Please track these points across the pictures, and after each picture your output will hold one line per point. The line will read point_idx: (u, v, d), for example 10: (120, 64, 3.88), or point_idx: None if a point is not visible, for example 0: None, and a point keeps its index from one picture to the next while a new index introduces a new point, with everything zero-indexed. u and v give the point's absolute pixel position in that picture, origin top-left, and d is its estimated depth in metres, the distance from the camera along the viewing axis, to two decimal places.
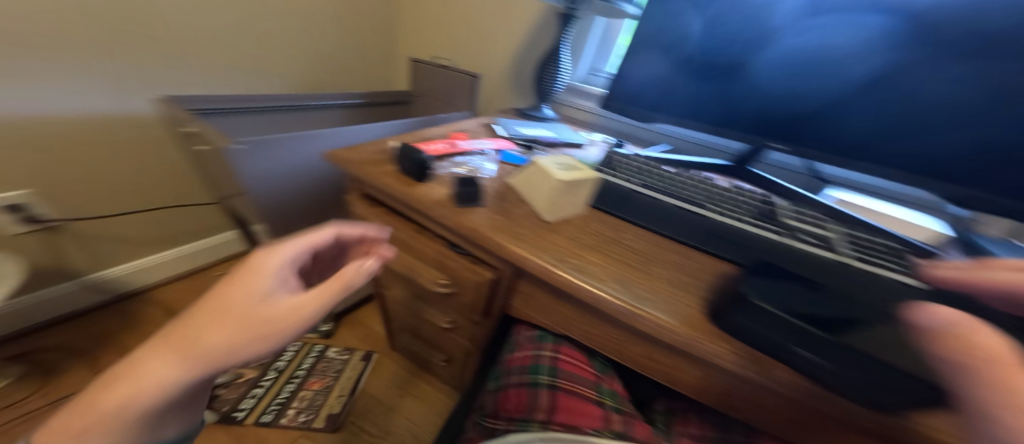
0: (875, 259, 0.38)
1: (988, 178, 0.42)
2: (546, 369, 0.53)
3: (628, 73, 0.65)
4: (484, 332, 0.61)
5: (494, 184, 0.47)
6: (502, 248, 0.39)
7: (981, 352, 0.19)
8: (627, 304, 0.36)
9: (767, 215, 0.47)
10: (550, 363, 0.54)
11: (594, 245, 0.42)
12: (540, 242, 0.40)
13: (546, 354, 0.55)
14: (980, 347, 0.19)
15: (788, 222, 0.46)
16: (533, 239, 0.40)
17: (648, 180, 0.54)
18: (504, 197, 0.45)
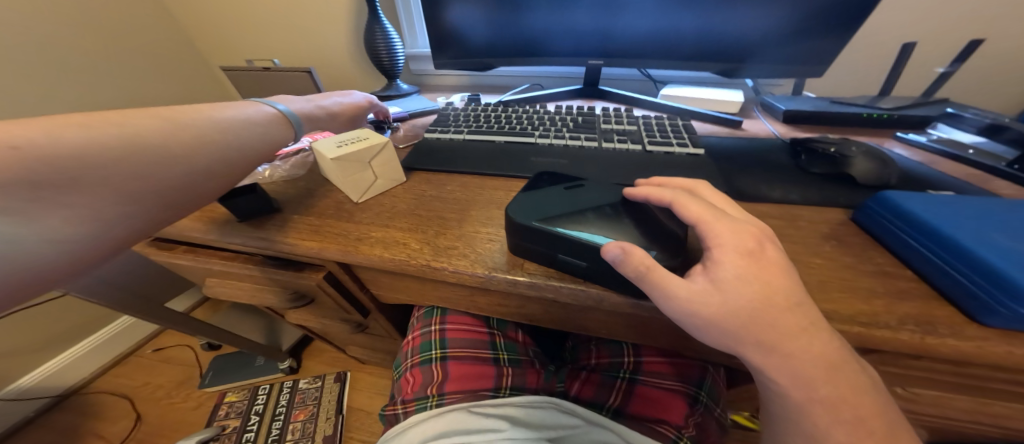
0: (664, 142, 0.42)
1: (764, 45, 0.51)
2: (435, 342, 0.48)
3: (449, 18, 0.61)
4: (385, 323, 0.59)
5: (301, 182, 0.45)
6: (293, 246, 0.35)
7: (667, 278, 0.22)
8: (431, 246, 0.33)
9: (587, 125, 0.48)
10: (439, 335, 0.48)
11: (405, 211, 0.39)
12: (343, 226, 0.37)
13: (433, 327, 0.49)
14: (657, 272, 0.22)
15: (603, 126, 0.48)
16: (326, 227, 0.37)
17: (478, 124, 0.53)
18: (307, 192, 0.42)
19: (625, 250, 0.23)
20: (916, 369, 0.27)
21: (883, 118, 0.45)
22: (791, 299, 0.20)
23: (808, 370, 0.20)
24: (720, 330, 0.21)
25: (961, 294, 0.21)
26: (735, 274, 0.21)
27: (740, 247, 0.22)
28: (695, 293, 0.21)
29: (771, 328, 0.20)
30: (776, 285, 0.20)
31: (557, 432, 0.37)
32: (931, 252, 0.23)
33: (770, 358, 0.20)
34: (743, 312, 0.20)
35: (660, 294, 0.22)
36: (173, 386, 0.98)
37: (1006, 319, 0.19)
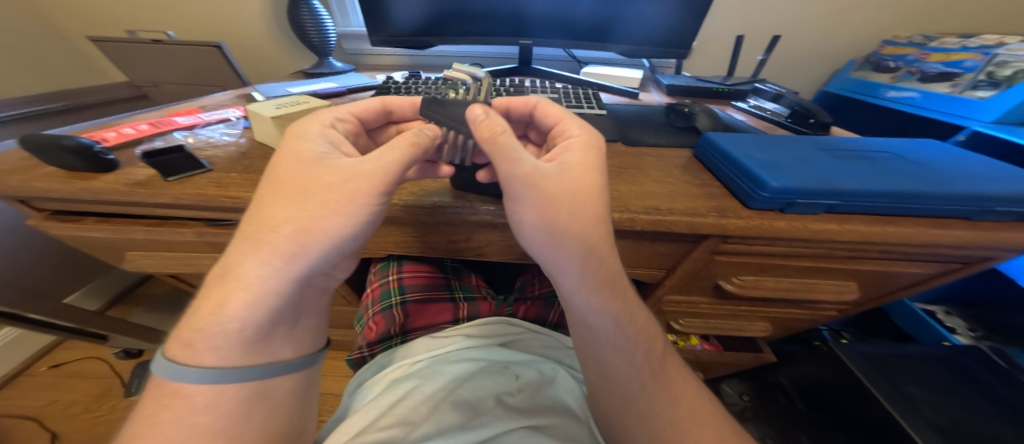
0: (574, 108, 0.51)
1: (650, 32, 0.63)
2: (393, 290, 0.51)
3: None
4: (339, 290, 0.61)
5: (234, 147, 0.44)
6: (236, 198, 0.36)
7: (508, 150, 0.22)
8: None
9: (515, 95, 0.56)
10: (396, 284, 0.51)
11: None
12: None
13: (391, 277, 0.52)
14: (503, 143, 0.22)
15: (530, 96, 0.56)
16: None
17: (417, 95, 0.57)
18: (242, 156, 0.43)
19: (489, 116, 0.23)
20: (735, 254, 0.36)
21: (721, 91, 0.60)
22: (596, 211, 0.25)
23: (586, 267, 0.26)
24: (539, 209, 0.23)
25: (739, 192, 0.32)
26: (573, 159, 0.25)
27: (592, 162, 0.26)
28: (534, 177, 0.23)
29: (577, 224, 0.24)
30: (596, 193, 0.25)
31: (507, 337, 0.45)
32: (728, 167, 0.34)
33: (571, 251, 0.25)
34: (574, 185, 0.24)
35: (502, 165, 0.23)
36: (91, 400, 0.82)
37: (760, 201, 0.30)
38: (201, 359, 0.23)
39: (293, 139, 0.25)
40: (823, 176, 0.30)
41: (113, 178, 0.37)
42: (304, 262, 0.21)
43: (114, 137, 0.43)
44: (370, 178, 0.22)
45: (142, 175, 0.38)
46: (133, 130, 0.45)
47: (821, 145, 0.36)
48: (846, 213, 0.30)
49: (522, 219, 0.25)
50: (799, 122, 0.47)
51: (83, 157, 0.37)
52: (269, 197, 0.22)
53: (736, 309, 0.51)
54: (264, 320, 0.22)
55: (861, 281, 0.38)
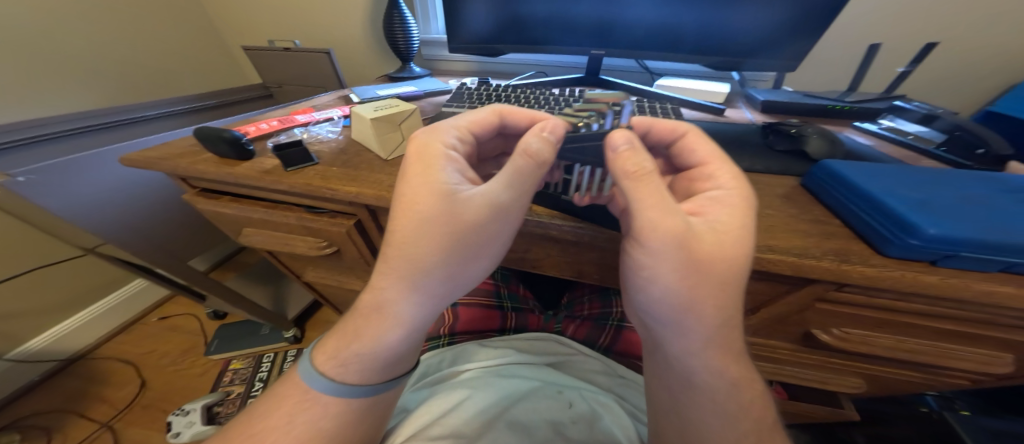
0: None
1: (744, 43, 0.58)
2: None
3: (466, 8, 0.68)
4: None
5: (334, 143, 0.49)
6: (334, 191, 0.39)
7: (653, 194, 0.21)
8: None
9: None
10: None
11: None
12: (372, 178, 0.41)
13: None
14: (648, 181, 0.21)
15: None
16: (361, 179, 0.41)
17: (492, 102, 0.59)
18: (341, 152, 0.47)
19: (631, 145, 0.22)
20: (847, 305, 0.31)
21: (842, 109, 0.52)
22: (743, 275, 0.22)
23: (715, 334, 0.24)
24: (679, 275, 0.21)
25: (870, 235, 0.27)
26: (719, 218, 0.22)
27: (747, 220, 0.22)
28: (687, 237, 0.21)
29: (720, 290, 0.22)
30: (739, 265, 0.21)
31: (558, 357, 0.44)
32: (855, 203, 0.29)
33: (704, 319, 0.23)
34: (732, 255, 0.21)
35: (648, 219, 0.20)
36: (179, 353, 0.97)
37: (903, 248, 0.25)
38: (347, 377, 0.26)
39: (420, 168, 0.23)
40: (997, 226, 0.24)
41: (249, 166, 0.43)
42: (449, 296, 0.24)
43: (255, 131, 0.50)
44: (503, 215, 0.22)
45: (270, 165, 0.44)
46: (268, 126, 0.52)
47: (979, 184, 0.30)
48: (1020, 273, 0.24)
49: (653, 280, 0.22)
50: (961, 152, 0.39)
51: (236, 148, 0.43)
52: (407, 230, 0.22)
53: (827, 361, 0.44)
54: (408, 343, 0.26)
55: (1019, 353, 0.31)
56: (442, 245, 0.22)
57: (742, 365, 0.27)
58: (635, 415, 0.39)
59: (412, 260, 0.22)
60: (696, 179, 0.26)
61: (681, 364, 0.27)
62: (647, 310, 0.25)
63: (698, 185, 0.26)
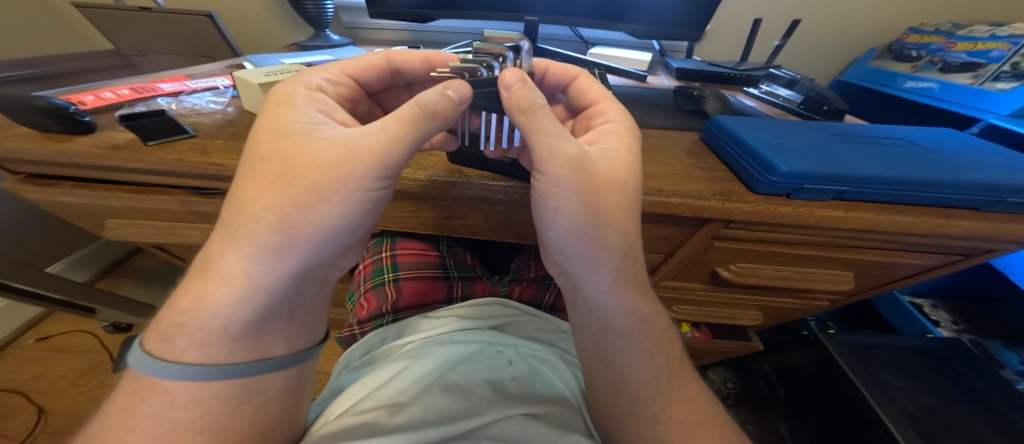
0: None
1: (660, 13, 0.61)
2: (387, 267, 0.51)
3: None
4: None
5: (222, 115, 0.42)
6: (221, 166, 0.34)
7: (548, 125, 0.19)
8: None
9: None
10: (389, 262, 0.52)
11: None
12: None
13: (384, 254, 0.53)
14: (541, 116, 0.19)
15: None
16: None
17: None
18: (229, 124, 0.40)
19: (526, 83, 0.19)
20: (735, 241, 0.35)
21: (732, 76, 0.59)
22: (632, 202, 0.23)
23: (617, 276, 0.26)
24: (581, 203, 0.20)
25: (745, 177, 0.31)
26: (612, 149, 0.23)
27: (632, 161, 0.23)
28: (579, 161, 0.20)
29: (618, 218, 0.22)
30: (631, 192, 0.22)
31: (502, 319, 0.44)
32: (735, 150, 0.33)
33: (604, 262, 0.24)
34: (617, 181, 0.21)
35: (543, 143, 0.19)
36: (80, 374, 0.82)
37: (767, 185, 0.29)
38: (181, 354, 0.20)
39: (276, 106, 0.21)
40: (834, 162, 0.29)
41: (90, 140, 0.35)
42: (298, 255, 0.19)
43: (92, 101, 0.41)
44: (364, 157, 0.18)
45: (122, 140, 0.36)
46: (113, 95, 0.43)
47: (833, 131, 0.35)
48: (851, 199, 0.29)
49: (559, 215, 0.21)
50: (812, 109, 0.46)
51: (56, 116, 0.34)
52: (251, 168, 0.18)
53: (730, 297, 0.51)
54: (256, 316, 0.20)
55: (857, 271, 0.38)
56: (280, 181, 0.18)
57: (649, 302, 0.30)
58: (573, 364, 0.42)
59: (246, 202, 0.18)
60: (592, 117, 0.27)
61: (598, 304, 0.28)
62: (558, 250, 0.25)
63: (593, 122, 0.27)
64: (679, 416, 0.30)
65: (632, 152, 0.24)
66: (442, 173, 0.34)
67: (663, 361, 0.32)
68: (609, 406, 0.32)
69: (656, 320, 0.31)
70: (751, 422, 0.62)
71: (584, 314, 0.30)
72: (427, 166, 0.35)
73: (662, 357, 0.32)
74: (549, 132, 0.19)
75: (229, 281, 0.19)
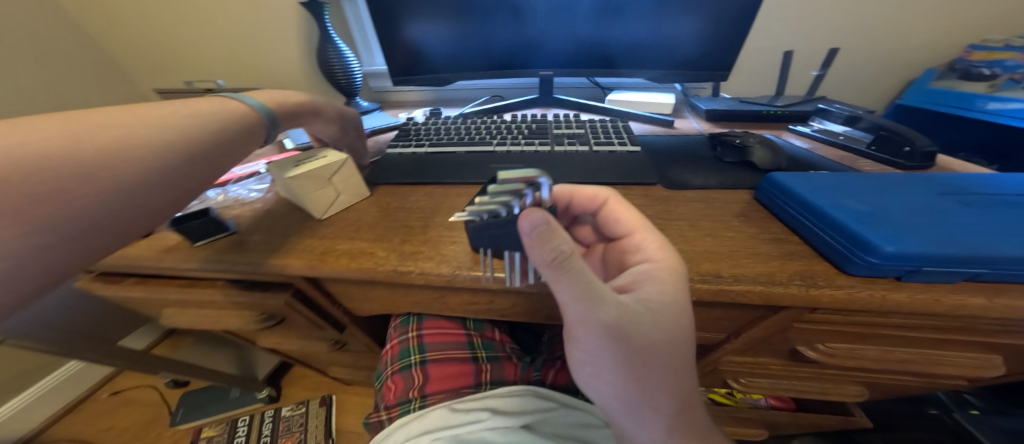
0: (608, 143, 0.49)
1: (683, 57, 0.59)
2: (414, 348, 0.49)
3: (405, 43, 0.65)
4: (364, 338, 0.58)
5: (261, 205, 0.44)
6: (257, 264, 0.34)
7: (582, 308, 0.21)
8: (402, 246, 0.35)
9: (541, 132, 0.55)
10: (416, 342, 0.49)
11: (371, 223, 0.39)
12: (304, 244, 0.36)
13: (410, 334, 0.50)
14: (576, 265, 0.19)
15: (555, 132, 0.55)
16: (288, 247, 0.36)
17: (440, 138, 0.57)
18: (267, 215, 0.42)
19: (549, 224, 0.18)
20: (823, 324, 0.29)
21: (777, 113, 0.54)
22: (675, 347, 0.23)
23: (674, 418, 0.25)
24: (619, 358, 0.22)
25: (831, 252, 0.26)
26: (653, 296, 0.22)
27: (677, 305, 0.22)
28: (614, 323, 0.21)
29: (658, 361, 0.23)
30: (671, 339, 0.23)
31: (535, 414, 0.40)
32: (809, 218, 0.28)
33: (653, 404, 0.24)
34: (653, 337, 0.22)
35: (578, 314, 0.21)
36: (144, 426, 0.85)
37: (864, 267, 0.24)
38: None
39: None
40: (953, 237, 0.23)
41: (144, 245, 0.38)
42: None
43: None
44: None
45: (170, 241, 0.38)
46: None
47: (931, 187, 0.30)
48: (981, 281, 0.23)
49: (600, 375, 0.24)
50: (889, 149, 0.40)
51: None
52: None
53: (818, 372, 0.42)
54: None
55: (1002, 355, 0.30)
56: None
57: (710, 436, 0.27)
58: None
59: None
60: (628, 248, 0.26)
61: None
62: (598, 392, 0.26)
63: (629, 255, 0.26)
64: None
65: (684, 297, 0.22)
66: (474, 262, 0.32)
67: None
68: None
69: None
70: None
71: None
72: (456, 256, 0.33)
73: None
74: (579, 312, 0.21)
75: None
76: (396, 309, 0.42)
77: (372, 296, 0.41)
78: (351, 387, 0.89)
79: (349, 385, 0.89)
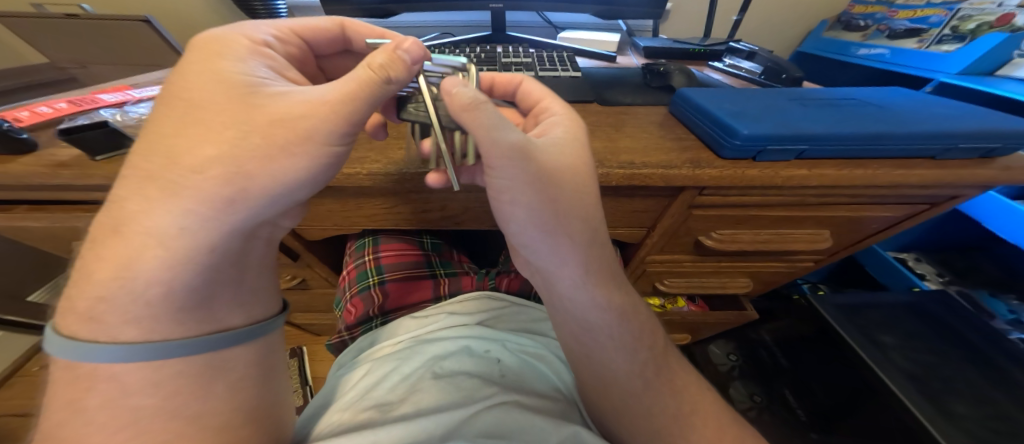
0: (553, 69, 0.51)
1: None
2: (371, 270, 0.50)
3: None
4: (322, 271, 0.57)
5: None
6: None
7: (492, 122, 0.19)
8: (349, 152, 0.35)
9: (489, 60, 0.55)
10: (373, 264, 0.51)
11: None
12: None
13: (367, 257, 0.52)
14: (482, 113, 0.18)
15: (504, 60, 0.55)
16: None
17: None
18: None
19: (466, 85, 0.18)
20: (712, 208, 0.36)
21: (698, 52, 0.59)
22: (592, 192, 0.25)
23: (585, 263, 0.26)
24: (533, 190, 0.22)
25: (711, 142, 0.32)
26: (559, 136, 0.24)
27: (582, 152, 0.25)
28: (525, 149, 0.20)
29: (576, 202, 0.24)
30: (584, 171, 0.24)
31: (488, 313, 0.43)
32: (701, 119, 0.34)
33: (565, 246, 0.25)
34: (563, 168, 0.23)
35: (490, 140, 0.19)
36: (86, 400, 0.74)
37: (732, 150, 0.30)
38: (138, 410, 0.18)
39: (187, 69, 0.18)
40: (788, 123, 0.30)
41: (33, 160, 0.32)
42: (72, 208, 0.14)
43: (28, 117, 0.38)
44: None
45: (66, 157, 0.33)
46: (49, 109, 0.40)
47: (796, 95, 0.36)
48: (814, 158, 0.30)
49: (512, 205, 0.23)
50: (773, 79, 0.48)
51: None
52: (119, 203, 0.16)
53: (717, 265, 0.51)
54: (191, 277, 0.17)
55: (833, 229, 0.39)
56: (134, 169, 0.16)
57: (622, 293, 0.31)
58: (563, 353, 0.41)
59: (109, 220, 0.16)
60: (537, 115, 0.28)
61: (572, 297, 0.29)
62: (524, 241, 0.26)
63: (539, 119, 0.28)
64: (672, 408, 0.31)
65: (581, 136, 0.26)
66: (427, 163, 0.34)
67: (648, 353, 0.32)
68: (600, 399, 0.32)
69: (633, 312, 0.32)
70: (759, 393, 0.56)
71: (558, 310, 0.31)
72: (407, 160, 0.34)
73: (645, 349, 0.32)
74: (480, 123, 0.18)
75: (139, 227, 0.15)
76: (345, 226, 0.42)
77: (320, 213, 0.40)
78: (321, 337, 0.83)
79: (320, 335, 0.83)
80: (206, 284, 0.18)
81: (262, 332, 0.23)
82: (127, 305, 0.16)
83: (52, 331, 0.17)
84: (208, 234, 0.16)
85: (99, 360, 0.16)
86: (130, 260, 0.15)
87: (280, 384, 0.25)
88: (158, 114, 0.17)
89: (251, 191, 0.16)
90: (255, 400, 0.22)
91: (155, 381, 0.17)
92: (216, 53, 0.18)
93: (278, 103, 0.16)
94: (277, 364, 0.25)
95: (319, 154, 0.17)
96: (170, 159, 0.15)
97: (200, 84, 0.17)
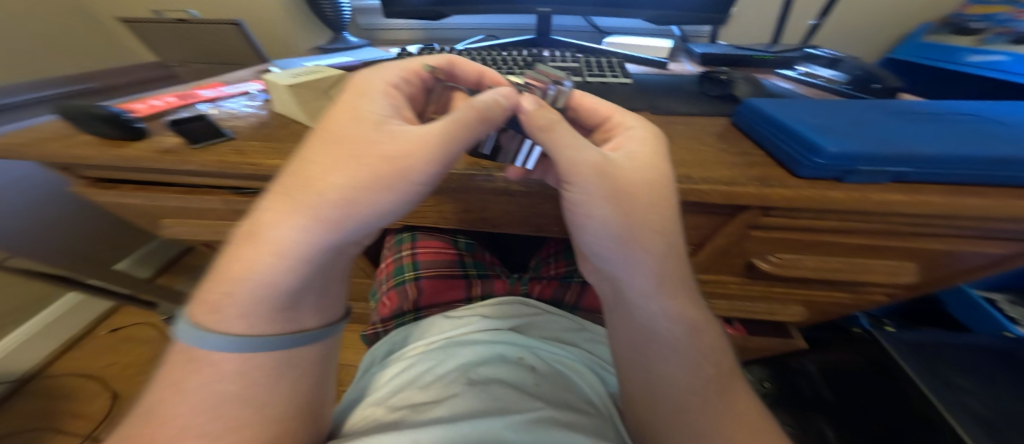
0: (601, 74, 0.50)
1: None
2: (407, 266, 0.52)
3: None
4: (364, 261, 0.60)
5: (255, 119, 0.42)
6: (256, 166, 0.33)
7: (570, 138, 0.18)
8: None
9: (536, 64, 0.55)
10: (410, 260, 0.53)
11: None
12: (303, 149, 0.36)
13: (405, 252, 0.54)
14: (560, 131, 0.18)
15: (550, 65, 0.55)
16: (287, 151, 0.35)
17: None
18: (262, 126, 0.41)
19: (539, 105, 0.19)
20: (775, 229, 0.33)
21: (767, 59, 0.55)
22: (671, 202, 0.22)
23: (664, 276, 0.24)
24: (609, 204, 0.19)
25: (788, 160, 0.29)
26: (638, 147, 0.22)
27: (660, 159, 0.22)
28: (603, 169, 0.19)
29: (652, 215, 0.21)
30: (664, 183, 0.22)
31: (522, 320, 0.42)
32: (775, 133, 0.31)
33: (647, 259, 0.23)
34: (643, 183, 0.21)
35: (564, 156, 0.18)
36: (141, 364, 0.83)
37: (812, 169, 0.27)
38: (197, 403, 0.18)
39: (351, 94, 0.19)
40: (883, 141, 0.27)
41: (142, 145, 0.36)
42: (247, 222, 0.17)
43: (143, 108, 0.43)
44: None
45: (169, 144, 0.37)
46: (160, 102, 0.45)
47: (894, 110, 0.32)
48: (912, 183, 0.27)
49: (587, 216, 0.21)
50: (861, 89, 0.43)
51: (115, 125, 0.36)
52: (252, 215, 0.17)
53: (767, 289, 0.47)
54: (296, 283, 0.17)
55: (921, 262, 0.34)
56: (272, 189, 0.17)
57: (692, 310, 0.28)
58: (598, 368, 0.40)
59: (246, 229, 0.17)
60: (606, 131, 0.26)
61: (643, 308, 0.27)
62: (593, 251, 0.24)
63: (612, 134, 0.25)
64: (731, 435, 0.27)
65: (661, 142, 0.24)
66: (472, 167, 0.34)
67: (713, 371, 0.30)
68: (654, 419, 0.30)
69: (702, 328, 0.30)
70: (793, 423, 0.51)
71: (624, 322, 0.30)
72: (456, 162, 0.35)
73: (710, 366, 0.30)
74: (584, 149, 0.19)
75: (267, 240, 0.16)
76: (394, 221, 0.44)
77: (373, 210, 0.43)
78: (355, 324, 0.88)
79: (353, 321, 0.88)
80: (301, 289, 0.18)
81: (329, 333, 0.23)
82: (242, 302, 0.17)
83: (184, 318, 0.19)
84: (317, 248, 0.16)
85: (211, 347, 0.18)
86: (249, 263, 0.16)
87: (330, 380, 0.26)
88: (308, 145, 0.17)
89: (355, 216, 0.15)
90: (309, 393, 0.23)
91: (234, 366, 0.19)
92: (359, 91, 0.20)
93: (392, 141, 0.16)
94: (330, 362, 0.25)
95: (412, 191, 0.16)
96: (300, 176, 0.16)
97: (341, 119, 0.17)
